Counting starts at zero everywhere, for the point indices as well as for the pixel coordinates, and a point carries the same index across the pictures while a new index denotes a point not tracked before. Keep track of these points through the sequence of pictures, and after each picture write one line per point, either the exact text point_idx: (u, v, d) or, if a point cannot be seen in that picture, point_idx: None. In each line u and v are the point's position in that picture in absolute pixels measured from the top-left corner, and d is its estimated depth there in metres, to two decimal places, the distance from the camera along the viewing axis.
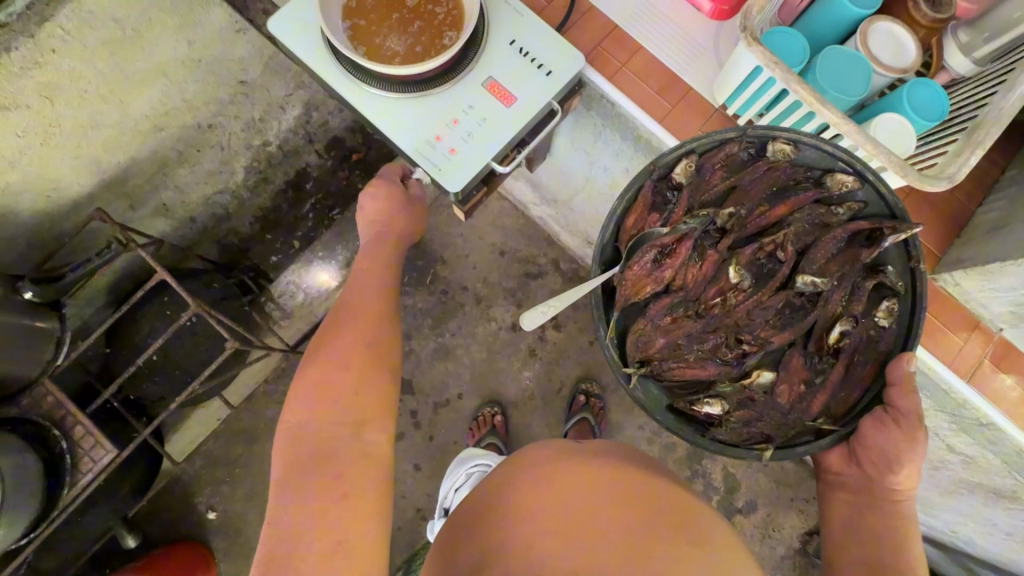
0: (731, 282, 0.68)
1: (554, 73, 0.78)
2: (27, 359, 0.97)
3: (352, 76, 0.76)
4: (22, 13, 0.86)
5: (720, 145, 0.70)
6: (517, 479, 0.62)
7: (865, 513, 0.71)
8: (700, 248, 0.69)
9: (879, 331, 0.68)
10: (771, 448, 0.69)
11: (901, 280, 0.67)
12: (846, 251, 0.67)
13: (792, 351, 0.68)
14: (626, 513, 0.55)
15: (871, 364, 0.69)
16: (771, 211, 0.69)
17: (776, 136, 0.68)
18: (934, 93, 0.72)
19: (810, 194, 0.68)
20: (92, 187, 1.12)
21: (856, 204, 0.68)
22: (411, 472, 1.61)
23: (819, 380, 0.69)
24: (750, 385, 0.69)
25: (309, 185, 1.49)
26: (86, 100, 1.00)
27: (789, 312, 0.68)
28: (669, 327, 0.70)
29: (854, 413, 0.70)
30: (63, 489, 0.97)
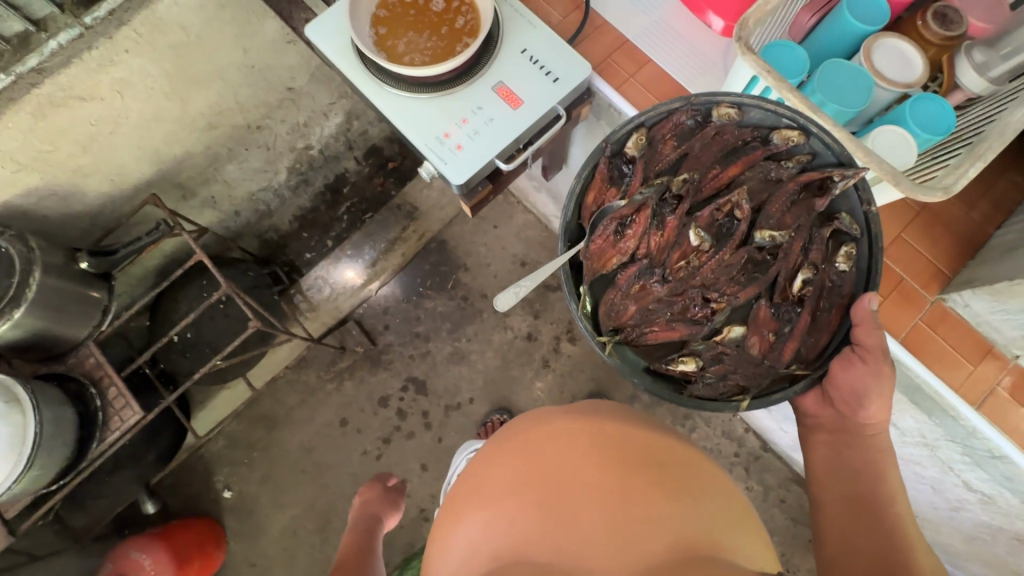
0: (693, 245, 0.68)
1: (562, 80, 0.83)
2: (72, 322, 1.09)
3: (375, 78, 0.83)
4: (103, 17, 0.96)
5: (668, 117, 0.72)
6: (495, 454, 0.67)
7: (844, 453, 0.72)
8: (659, 216, 0.69)
9: (839, 277, 0.68)
10: (747, 400, 0.67)
11: (856, 225, 0.67)
12: (800, 203, 0.69)
13: (758, 304, 0.68)
14: (600, 476, 0.60)
15: (835, 308, 0.68)
16: (723, 172, 0.70)
17: (719, 101, 0.69)
18: (942, 108, 0.72)
19: (759, 152, 0.70)
20: (151, 175, 1.24)
21: (805, 156, 0.69)
22: (417, 472, 1.64)
23: (787, 329, 0.68)
24: (722, 340, 0.68)
25: (346, 189, 1.66)
26: (152, 97, 1.11)
27: (752, 268, 0.69)
28: (638, 294, 0.69)
29: (825, 355, 0.70)
30: (92, 443, 1.05)
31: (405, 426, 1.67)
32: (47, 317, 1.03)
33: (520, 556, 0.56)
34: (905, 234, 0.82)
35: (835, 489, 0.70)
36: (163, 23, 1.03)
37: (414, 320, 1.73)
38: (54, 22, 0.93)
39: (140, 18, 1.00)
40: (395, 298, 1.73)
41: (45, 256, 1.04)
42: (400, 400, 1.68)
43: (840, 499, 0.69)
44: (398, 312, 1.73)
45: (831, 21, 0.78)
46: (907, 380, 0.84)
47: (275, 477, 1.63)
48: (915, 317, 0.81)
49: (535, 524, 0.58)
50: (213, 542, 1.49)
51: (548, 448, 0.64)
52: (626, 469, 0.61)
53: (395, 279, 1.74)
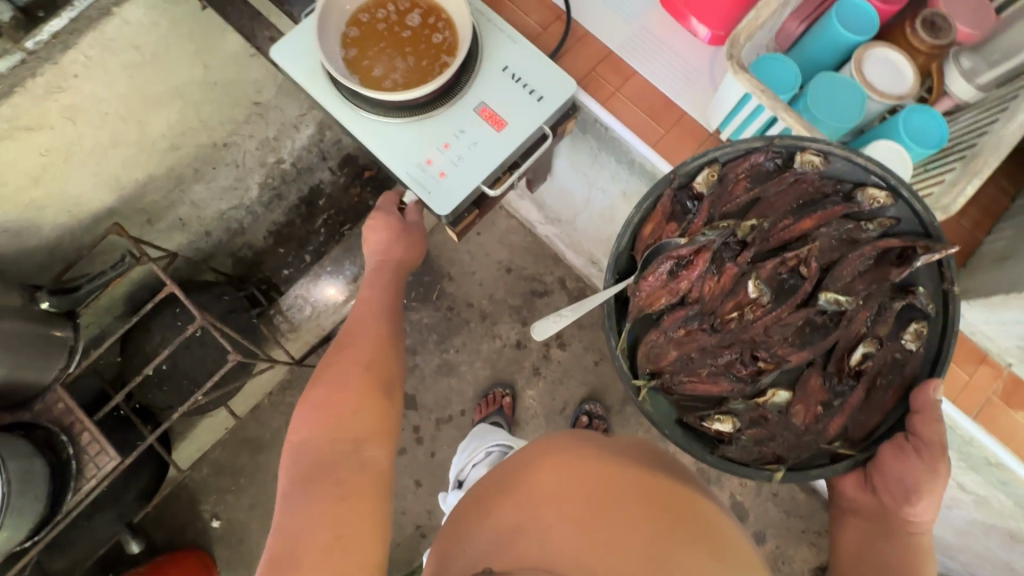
0: (750, 297, 0.61)
1: (546, 98, 0.79)
2: (41, 367, 1.02)
3: (350, 103, 0.78)
4: (47, 41, 0.91)
5: (745, 154, 0.63)
6: (535, 465, 0.60)
7: (878, 543, 0.64)
8: (717, 260, 0.63)
9: (905, 355, 0.61)
10: (783, 470, 0.61)
11: (933, 303, 0.59)
12: (874, 270, 0.61)
13: (810, 371, 0.62)
14: (649, 517, 0.53)
15: (895, 389, 0.61)
16: (796, 224, 0.62)
17: (804, 146, 0.60)
18: (933, 119, 0.70)
19: (839, 209, 0.61)
20: (112, 203, 1.17)
21: (889, 221, 0.61)
22: (411, 488, 1.61)
23: (837, 403, 0.62)
24: (763, 404, 0.63)
25: (322, 202, 1.55)
26: (107, 121, 1.05)
27: (809, 331, 0.62)
28: (681, 340, 0.63)
29: (874, 438, 0.62)
30: (67, 493, 1.00)
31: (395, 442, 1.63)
32: (9, 364, 0.96)
33: (544, 565, 0.48)
34: None
35: None
36: (114, 43, 0.98)
37: None
38: None
39: (89, 40, 0.94)
40: None
41: None
42: None
43: None
44: None
45: (818, 31, 0.76)
46: None
47: (265, 503, 1.58)
48: None
49: (570, 536, 0.51)
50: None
51: (593, 468, 0.58)
52: (675, 514, 0.54)
53: None
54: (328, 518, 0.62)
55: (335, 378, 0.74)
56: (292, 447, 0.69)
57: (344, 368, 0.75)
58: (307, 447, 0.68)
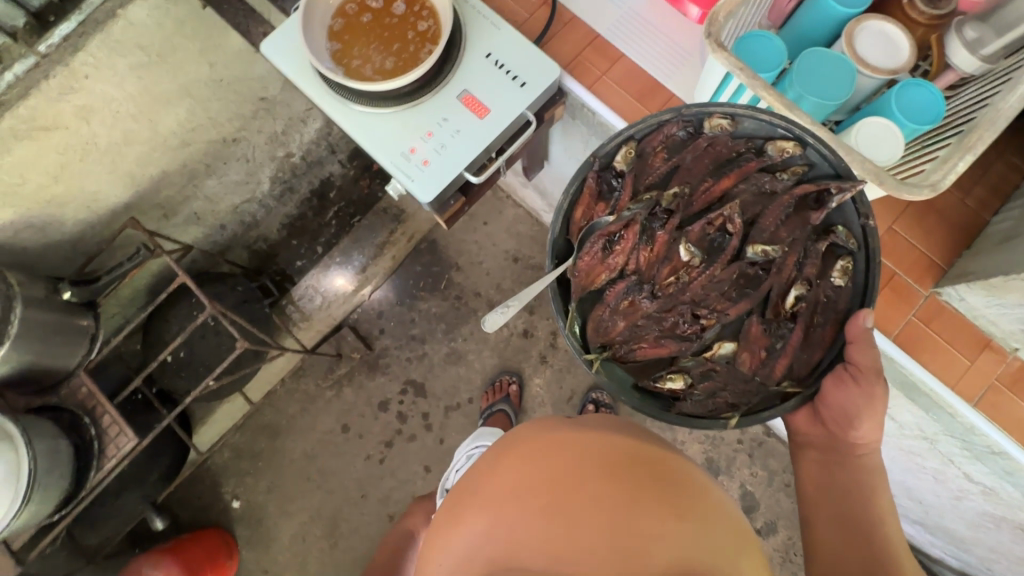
0: (683, 260, 0.64)
1: (529, 84, 0.80)
2: (64, 351, 1.09)
3: (337, 96, 0.79)
4: (59, 45, 0.95)
5: (658, 128, 0.67)
6: (494, 459, 0.57)
7: (834, 472, 0.71)
8: (648, 231, 0.65)
9: (835, 292, 0.64)
10: (737, 417, 0.62)
11: (853, 238, 0.63)
12: (794, 217, 0.64)
13: (751, 319, 0.63)
14: (610, 491, 0.50)
15: (830, 322, 0.64)
16: (715, 186, 0.65)
17: (712, 112, 0.65)
18: (928, 93, 0.67)
19: (752, 164, 0.66)
20: (129, 198, 1.22)
21: (800, 167, 0.65)
22: (421, 474, 1.64)
23: (780, 345, 0.63)
24: (712, 357, 0.63)
25: (333, 194, 1.62)
26: (119, 119, 1.09)
27: (743, 284, 0.64)
28: (627, 310, 0.65)
29: (819, 370, 0.65)
30: (90, 471, 1.06)
31: (405, 428, 1.67)
32: (36, 350, 1.03)
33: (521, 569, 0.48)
34: (897, 227, 0.78)
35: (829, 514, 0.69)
36: (121, 44, 1.01)
37: (409, 322, 1.72)
38: (10, 52, 0.93)
39: (96, 43, 0.97)
40: (389, 302, 1.72)
41: (24, 290, 1.04)
42: (400, 403, 1.68)
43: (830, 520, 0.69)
44: (392, 316, 1.72)
45: (809, 5, 0.73)
46: (901, 378, 0.81)
47: (282, 486, 1.64)
48: (909, 313, 0.77)
49: (539, 535, 0.49)
50: (225, 555, 1.50)
51: (553, 450, 0.54)
52: (638, 480, 0.51)
53: (387, 282, 1.73)
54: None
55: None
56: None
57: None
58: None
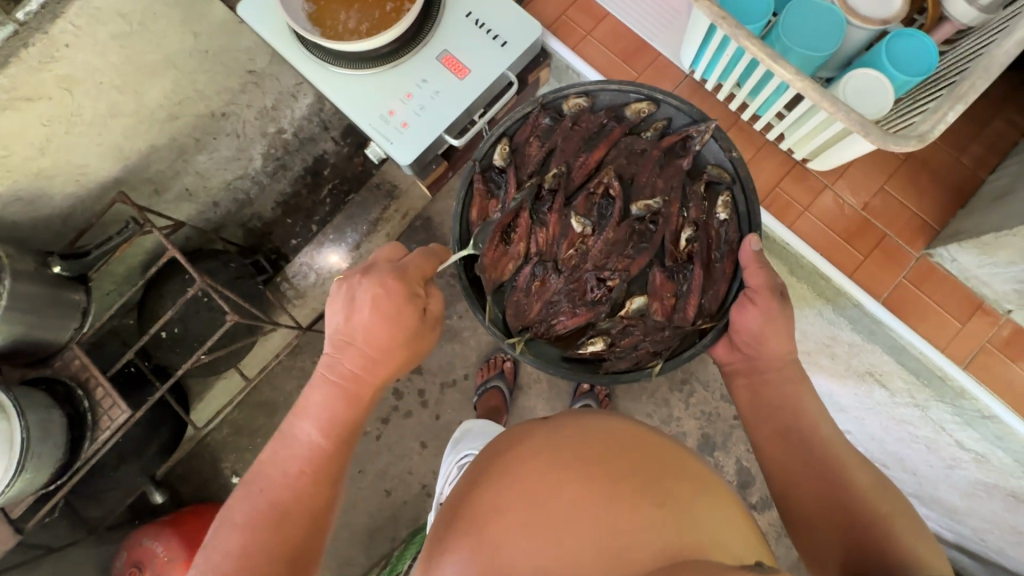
0: (577, 232, 0.72)
1: (510, 43, 0.78)
2: (56, 325, 1.10)
3: (316, 59, 0.78)
4: (36, 12, 0.90)
5: (524, 119, 0.77)
6: (479, 482, 0.54)
7: (761, 392, 0.74)
8: (538, 214, 0.73)
9: (722, 226, 0.73)
10: (660, 363, 0.72)
11: (726, 172, 0.73)
12: (669, 166, 0.73)
13: (652, 269, 0.71)
14: (587, 491, 0.48)
15: (726, 256, 0.73)
16: (590, 158, 0.74)
17: (568, 93, 0.76)
18: (919, 43, 0.65)
19: (618, 130, 0.75)
20: (118, 172, 1.22)
21: (661, 123, 0.76)
22: (417, 449, 1.65)
23: (685, 287, 0.72)
24: (627, 314, 0.71)
25: (327, 171, 1.60)
26: (103, 90, 1.07)
27: (637, 239, 0.72)
28: (537, 291, 0.73)
29: (725, 305, 0.74)
30: (85, 442, 1.08)
31: (401, 405, 1.68)
32: (27, 322, 1.03)
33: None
34: (888, 185, 0.76)
35: (782, 453, 0.68)
36: (101, 12, 0.97)
37: None
38: None
39: (75, 9, 0.93)
40: None
41: (14, 262, 1.03)
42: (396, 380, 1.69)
43: (770, 438, 0.70)
44: None
45: None
46: (891, 342, 0.79)
47: None
48: (898, 275, 0.75)
49: (524, 550, 0.47)
50: None
51: (532, 461, 0.52)
52: (615, 480, 0.49)
53: None
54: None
55: (312, 460, 0.71)
56: (247, 486, 0.70)
57: (304, 445, 0.72)
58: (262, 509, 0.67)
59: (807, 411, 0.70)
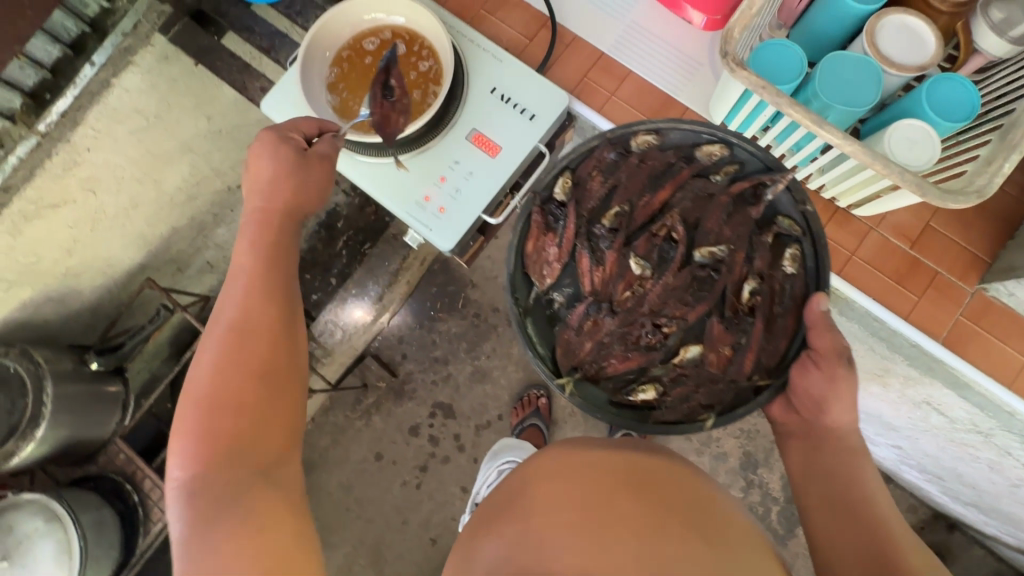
0: (636, 274, 0.64)
1: (538, 116, 0.78)
2: (97, 424, 1.09)
3: (344, 149, 0.77)
4: (59, 121, 1.02)
5: (589, 153, 0.66)
6: (526, 481, 0.53)
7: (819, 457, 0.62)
8: (597, 251, 0.65)
9: (789, 279, 0.63)
10: (712, 417, 0.62)
11: (797, 225, 0.63)
12: (736, 214, 0.64)
13: (711, 319, 0.62)
14: (643, 508, 0.48)
15: (790, 312, 0.63)
16: (654, 198, 0.65)
17: (636, 130, 0.65)
18: (958, 87, 0.65)
19: (686, 171, 0.65)
20: (143, 258, 1.16)
21: (733, 166, 0.65)
22: (459, 494, 1.64)
23: (744, 341, 0.62)
24: (680, 362, 0.63)
25: (340, 223, 1.56)
26: (124, 183, 1.09)
27: (697, 288, 0.63)
28: (589, 330, 0.64)
29: (786, 360, 0.63)
30: (139, 536, 1.07)
31: (438, 451, 1.67)
32: (70, 423, 1.03)
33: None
34: (934, 222, 0.75)
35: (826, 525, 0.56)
36: (117, 111, 1.05)
37: (430, 345, 1.71)
38: (10, 134, 0.99)
39: (95, 113, 1.03)
40: (408, 325, 1.71)
41: (52, 366, 1.03)
42: (430, 426, 1.68)
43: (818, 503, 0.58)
44: (413, 340, 1.71)
45: (823, 4, 0.70)
46: (952, 379, 0.78)
47: (323, 519, 1.66)
48: (954, 313, 0.74)
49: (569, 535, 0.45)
50: None
51: (588, 468, 0.52)
52: (678, 514, 0.49)
53: (405, 307, 1.72)
54: (239, 524, 0.47)
55: (248, 277, 0.61)
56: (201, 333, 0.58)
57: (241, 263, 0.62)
58: (227, 341, 0.56)
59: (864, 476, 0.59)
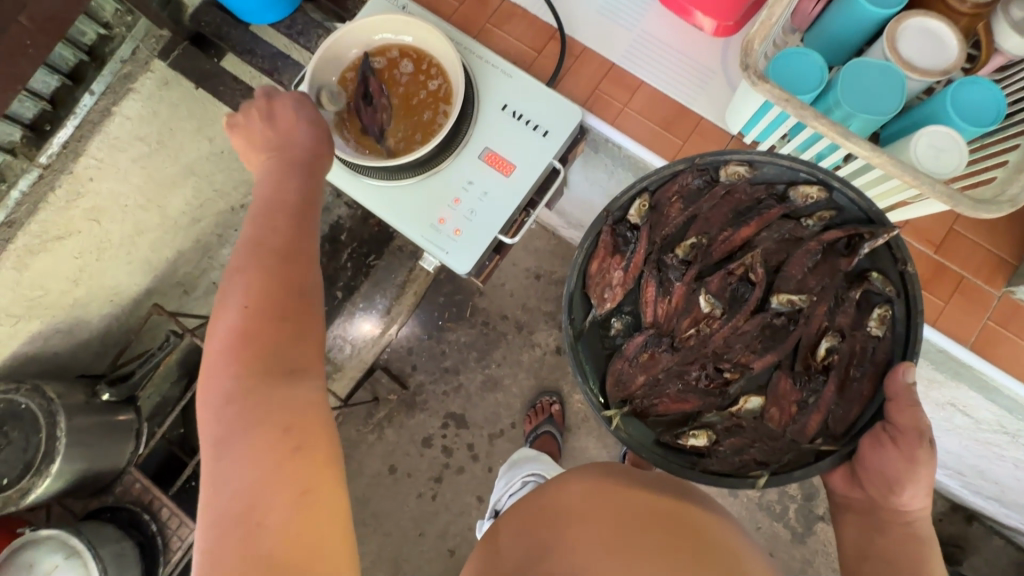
0: (703, 312, 0.63)
1: (552, 132, 0.76)
2: (113, 454, 1.07)
3: (352, 171, 0.75)
4: (60, 153, 0.98)
5: (672, 177, 0.64)
6: (558, 486, 0.58)
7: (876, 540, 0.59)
8: (665, 282, 0.64)
9: (872, 342, 0.60)
10: (766, 476, 0.59)
11: (891, 285, 0.60)
12: (823, 263, 0.62)
13: (779, 373, 0.62)
14: (661, 529, 0.50)
15: (868, 377, 0.60)
16: (736, 234, 0.64)
17: (729, 160, 0.63)
18: (984, 91, 0.63)
19: (775, 211, 0.63)
20: (148, 283, 1.17)
21: (828, 212, 0.62)
22: (475, 504, 1.64)
23: (812, 400, 0.61)
24: (738, 412, 0.62)
25: (344, 236, 1.54)
26: (127, 211, 1.07)
27: (769, 335, 0.62)
28: (646, 364, 0.63)
29: (854, 431, 0.60)
30: (159, 566, 1.06)
31: (452, 462, 1.66)
32: (83, 457, 1.02)
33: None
34: (959, 225, 0.74)
35: None
36: (120, 140, 1.02)
37: (440, 355, 1.70)
38: (10, 167, 0.96)
39: (97, 143, 1.00)
40: (417, 336, 1.70)
41: (64, 400, 1.01)
42: (443, 437, 1.67)
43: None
44: (422, 351, 1.70)
45: (839, 8, 0.68)
46: (980, 382, 0.77)
47: None
48: (982, 317, 0.73)
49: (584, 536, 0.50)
50: None
51: (614, 481, 0.56)
52: (694, 544, 0.50)
53: (413, 317, 1.71)
54: (275, 432, 0.49)
55: (269, 210, 0.59)
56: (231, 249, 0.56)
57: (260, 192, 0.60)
58: (251, 257, 0.55)
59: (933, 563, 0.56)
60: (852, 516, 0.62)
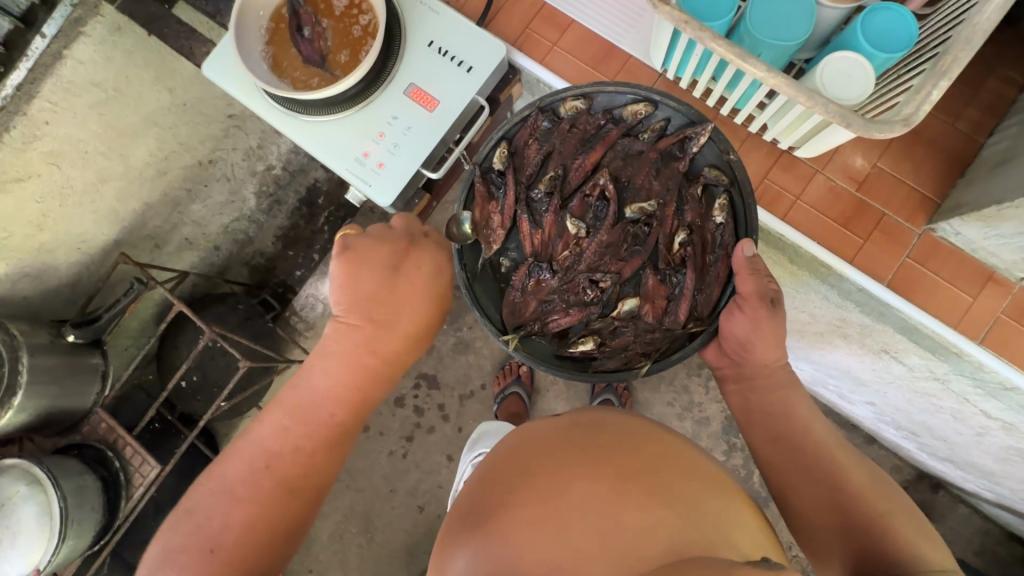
0: (572, 234, 0.73)
1: (476, 67, 0.77)
2: (77, 393, 1.13)
3: (285, 109, 0.77)
4: (13, 95, 1.00)
5: (524, 123, 0.76)
6: (487, 483, 0.54)
7: (753, 400, 0.73)
8: (536, 215, 0.75)
9: (719, 229, 0.72)
10: (648, 364, 0.72)
11: (723, 174, 0.72)
12: (665, 169, 0.73)
13: (646, 272, 0.72)
14: (594, 478, 0.48)
15: (722, 261, 0.71)
16: (586, 160, 0.74)
17: (565, 96, 0.75)
18: (895, 19, 0.62)
19: (614, 132, 0.74)
20: (116, 234, 1.20)
21: (658, 123, 0.75)
22: (445, 463, 1.67)
23: (677, 291, 0.71)
24: (618, 315, 0.73)
25: (321, 199, 1.44)
26: (89, 159, 1.11)
27: (631, 242, 0.73)
28: (533, 291, 0.74)
29: (718, 310, 0.72)
30: (121, 501, 1.11)
31: (423, 421, 1.70)
32: (52, 395, 1.07)
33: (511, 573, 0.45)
34: (881, 163, 0.75)
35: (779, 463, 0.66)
36: (75, 85, 1.06)
37: None
38: None
39: (50, 86, 1.03)
40: None
41: (29, 338, 1.05)
42: (415, 397, 1.70)
43: (765, 444, 0.69)
44: None
45: None
46: (901, 323, 0.77)
47: None
48: (900, 254, 0.74)
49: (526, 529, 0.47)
50: None
51: (541, 454, 0.53)
52: (632, 478, 0.48)
53: None
54: None
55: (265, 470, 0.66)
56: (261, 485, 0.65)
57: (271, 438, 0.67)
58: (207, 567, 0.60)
59: (798, 413, 0.69)
60: (732, 386, 0.76)
